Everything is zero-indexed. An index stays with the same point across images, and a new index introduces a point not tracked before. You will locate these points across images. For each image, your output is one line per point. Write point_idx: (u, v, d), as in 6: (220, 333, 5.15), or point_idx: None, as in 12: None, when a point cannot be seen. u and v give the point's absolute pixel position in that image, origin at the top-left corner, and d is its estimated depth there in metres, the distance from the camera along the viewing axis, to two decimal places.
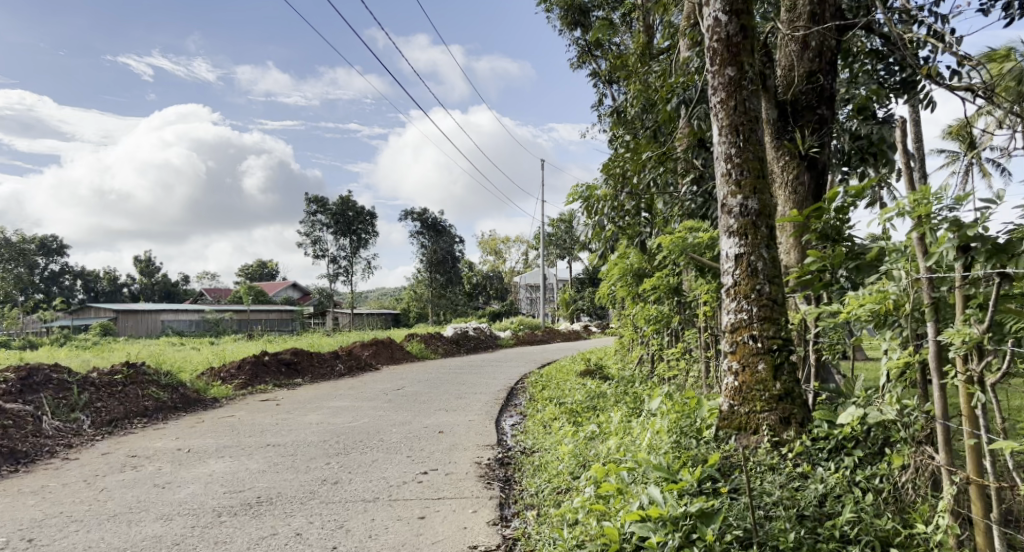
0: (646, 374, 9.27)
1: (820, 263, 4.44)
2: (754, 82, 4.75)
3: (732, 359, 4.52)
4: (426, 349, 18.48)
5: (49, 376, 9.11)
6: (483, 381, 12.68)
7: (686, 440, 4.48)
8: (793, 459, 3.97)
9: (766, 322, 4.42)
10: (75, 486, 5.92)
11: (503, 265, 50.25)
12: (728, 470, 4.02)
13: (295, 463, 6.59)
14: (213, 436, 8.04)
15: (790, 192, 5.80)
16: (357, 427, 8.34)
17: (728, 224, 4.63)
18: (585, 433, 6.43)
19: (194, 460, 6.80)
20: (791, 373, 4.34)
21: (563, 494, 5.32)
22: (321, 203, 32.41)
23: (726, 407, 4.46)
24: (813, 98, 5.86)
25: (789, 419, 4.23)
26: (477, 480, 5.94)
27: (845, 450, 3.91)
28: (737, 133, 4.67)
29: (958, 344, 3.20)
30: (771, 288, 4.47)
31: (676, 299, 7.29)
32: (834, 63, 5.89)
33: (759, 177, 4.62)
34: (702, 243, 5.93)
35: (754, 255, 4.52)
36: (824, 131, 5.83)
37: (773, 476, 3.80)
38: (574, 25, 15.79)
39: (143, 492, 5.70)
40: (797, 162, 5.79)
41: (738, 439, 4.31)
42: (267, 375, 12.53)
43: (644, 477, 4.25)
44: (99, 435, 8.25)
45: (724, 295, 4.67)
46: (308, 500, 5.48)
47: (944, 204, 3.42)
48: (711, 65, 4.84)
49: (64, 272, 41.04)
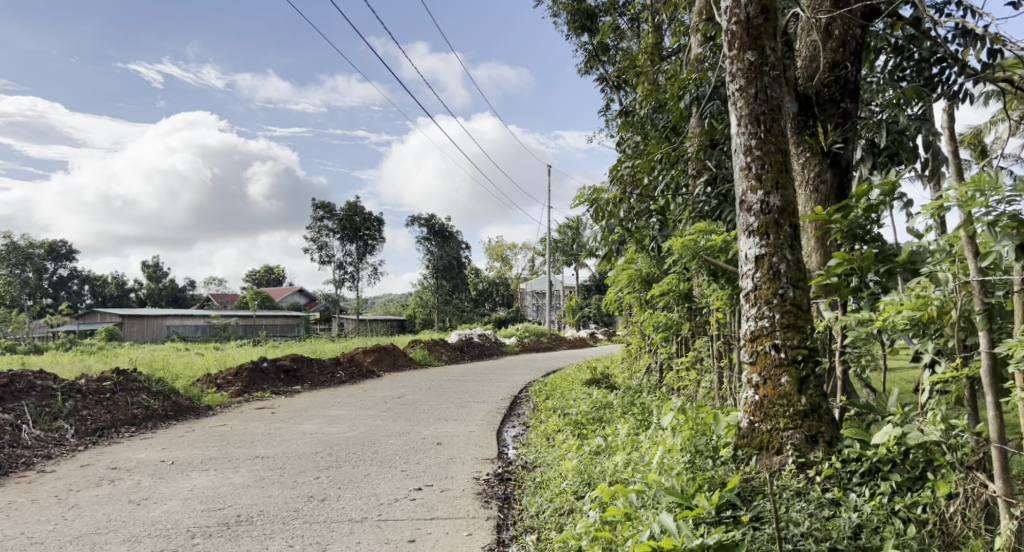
0: (655, 384, 8.88)
1: (846, 266, 4.03)
2: (776, 68, 4.34)
3: (752, 372, 4.11)
4: (430, 356, 18.09)
5: (33, 382, 8.76)
6: (485, 389, 12.27)
7: (701, 460, 4.07)
8: (822, 483, 3.55)
9: (790, 330, 4.02)
10: (45, 503, 5.56)
11: (509, 272, 49.83)
12: (749, 495, 3.61)
13: (282, 477, 6.21)
14: (200, 446, 7.66)
15: (811, 191, 5.40)
16: (351, 437, 7.95)
17: (748, 223, 4.23)
18: (590, 447, 6.05)
19: (175, 473, 6.42)
20: (818, 387, 3.94)
21: (566, 517, 4.96)
22: (327, 208, 32.12)
23: (746, 424, 4.06)
24: (836, 90, 5.45)
25: (816, 438, 3.82)
26: (474, 498, 5.54)
27: (881, 474, 3.47)
28: (758, 123, 4.26)
29: (1018, 356, 2.80)
30: (795, 293, 4.07)
31: (686, 305, 6.81)
32: (859, 53, 5.50)
33: (782, 171, 4.21)
34: (716, 246, 5.55)
35: (777, 256, 4.11)
36: (848, 126, 5.44)
37: (798, 503, 3.40)
38: (581, 30, 15.34)
39: (115, 510, 5.33)
40: (819, 159, 5.38)
41: (760, 459, 3.91)
42: (265, 381, 12.13)
43: (655, 501, 3.85)
44: (81, 444, 7.88)
45: (742, 300, 4.27)
46: (291, 519, 5.10)
47: (1000, 197, 3.00)
48: (729, 50, 4.43)
49: (73, 277, 41.00)
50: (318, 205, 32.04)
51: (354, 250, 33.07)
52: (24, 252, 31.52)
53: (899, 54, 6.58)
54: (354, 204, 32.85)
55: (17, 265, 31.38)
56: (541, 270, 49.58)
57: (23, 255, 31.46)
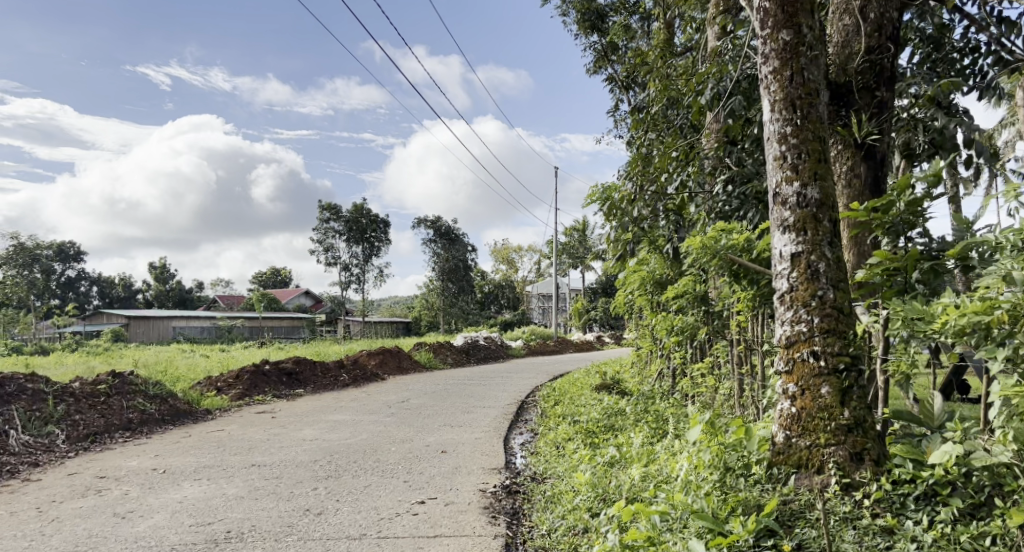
0: (668, 391, 8.51)
1: (889, 265, 3.66)
2: (815, 49, 3.97)
3: (788, 381, 3.75)
4: (435, 359, 17.72)
5: (23, 385, 8.43)
6: (490, 393, 11.88)
7: (732, 479, 3.70)
8: (871, 508, 3.26)
9: (830, 335, 3.65)
10: (25, 516, 5.22)
11: (515, 274, 49.46)
12: (789, 522, 3.31)
13: (278, 488, 5.86)
14: (195, 454, 7.31)
15: (844, 186, 5.01)
16: (352, 445, 7.59)
17: (783, 218, 3.88)
18: (604, 458, 5.70)
19: (167, 483, 6.07)
20: (862, 399, 3.59)
21: (580, 536, 4.61)
22: (334, 211, 31.83)
23: (781, 439, 3.70)
24: (870, 77, 5.06)
25: (861, 456, 3.48)
26: (480, 513, 5.18)
27: (939, 499, 3.17)
28: (793, 109, 3.91)
29: None
30: (836, 295, 3.71)
31: (703, 308, 6.35)
32: (896, 38, 5.08)
33: (821, 161, 3.85)
34: (738, 245, 5.07)
35: (816, 254, 3.76)
36: (884, 117, 5.04)
37: (848, 532, 3.15)
38: (591, 30, 14.96)
39: (98, 524, 4.99)
40: (852, 151, 4.98)
41: (799, 479, 3.56)
42: (266, 384, 11.80)
43: (682, 524, 3.50)
44: (71, 451, 7.54)
45: (776, 303, 3.90)
46: (284, 536, 4.75)
47: None
48: (761, 29, 4.07)
49: (80, 278, 40.94)
50: (323, 207, 31.76)
51: (360, 252, 32.80)
52: (31, 252, 31.19)
53: (928, 46, 6.24)
54: (361, 206, 32.56)
55: (26, 266, 31.04)
56: (547, 272, 49.17)
57: (31, 255, 31.12)
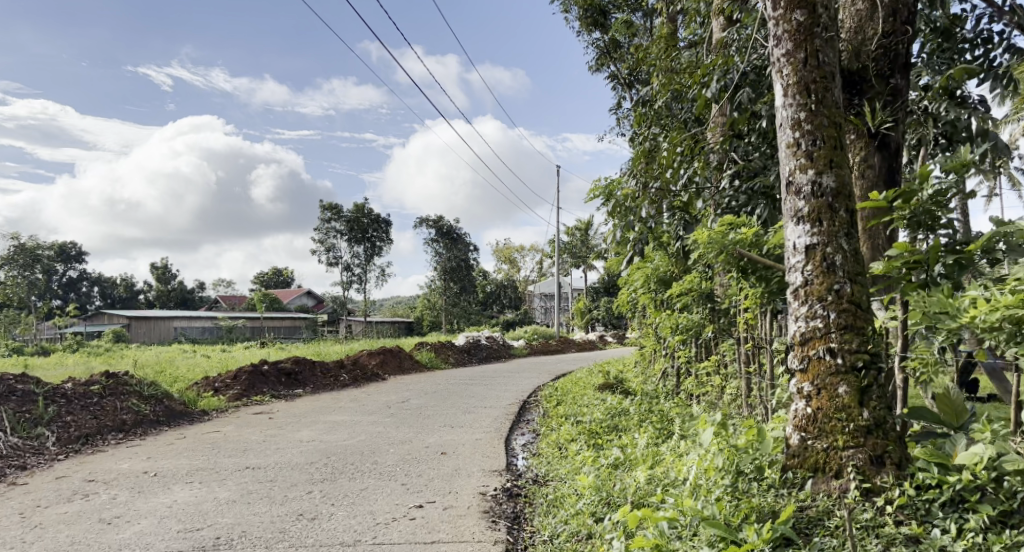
0: (672, 390, 8.31)
1: (909, 258, 3.46)
2: (829, 30, 3.77)
3: (803, 380, 3.56)
4: (436, 359, 17.54)
5: (13, 386, 8.23)
6: (491, 393, 11.68)
7: (745, 484, 3.51)
8: (895, 515, 3.08)
9: (848, 332, 3.46)
10: (7, 522, 5.04)
11: (516, 274, 49.27)
12: (805, 530, 3.13)
13: (271, 491, 5.67)
14: (188, 456, 7.12)
15: (858, 176, 4.80)
16: (349, 447, 7.40)
17: (796, 208, 3.68)
18: (607, 459, 5.51)
19: (157, 487, 5.88)
20: (882, 399, 3.39)
21: (584, 542, 4.42)
22: (335, 210, 31.61)
23: (796, 440, 3.50)
24: (884, 65, 4.85)
25: (882, 459, 3.28)
26: (480, 518, 4.98)
27: (967, 505, 2.99)
28: (807, 93, 3.71)
29: None
30: (854, 288, 3.51)
31: (709, 305, 6.22)
32: (912, 23, 4.87)
33: (837, 147, 3.65)
34: (746, 239, 4.86)
35: (831, 246, 3.56)
36: (898, 105, 4.83)
37: (872, 541, 2.97)
38: (593, 26, 14.76)
39: (82, 531, 4.80)
40: (866, 141, 4.78)
41: (816, 483, 3.36)
42: (264, 384, 11.61)
43: (691, 531, 3.30)
44: (62, 453, 7.35)
45: (789, 297, 3.71)
46: (275, 543, 4.56)
47: None
48: (773, 10, 3.87)
49: (82, 279, 40.75)
50: (325, 207, 31.54)
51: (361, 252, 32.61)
52: (34, 253, 30.86)
53: (938, 37, 5.99)
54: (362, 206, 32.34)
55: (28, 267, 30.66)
56: (548, 271, 49.05)
57: (33, 255, 30.76)
